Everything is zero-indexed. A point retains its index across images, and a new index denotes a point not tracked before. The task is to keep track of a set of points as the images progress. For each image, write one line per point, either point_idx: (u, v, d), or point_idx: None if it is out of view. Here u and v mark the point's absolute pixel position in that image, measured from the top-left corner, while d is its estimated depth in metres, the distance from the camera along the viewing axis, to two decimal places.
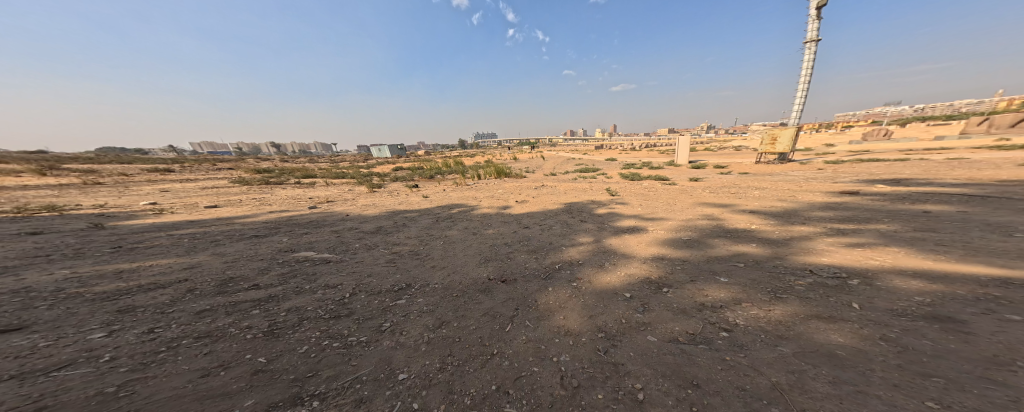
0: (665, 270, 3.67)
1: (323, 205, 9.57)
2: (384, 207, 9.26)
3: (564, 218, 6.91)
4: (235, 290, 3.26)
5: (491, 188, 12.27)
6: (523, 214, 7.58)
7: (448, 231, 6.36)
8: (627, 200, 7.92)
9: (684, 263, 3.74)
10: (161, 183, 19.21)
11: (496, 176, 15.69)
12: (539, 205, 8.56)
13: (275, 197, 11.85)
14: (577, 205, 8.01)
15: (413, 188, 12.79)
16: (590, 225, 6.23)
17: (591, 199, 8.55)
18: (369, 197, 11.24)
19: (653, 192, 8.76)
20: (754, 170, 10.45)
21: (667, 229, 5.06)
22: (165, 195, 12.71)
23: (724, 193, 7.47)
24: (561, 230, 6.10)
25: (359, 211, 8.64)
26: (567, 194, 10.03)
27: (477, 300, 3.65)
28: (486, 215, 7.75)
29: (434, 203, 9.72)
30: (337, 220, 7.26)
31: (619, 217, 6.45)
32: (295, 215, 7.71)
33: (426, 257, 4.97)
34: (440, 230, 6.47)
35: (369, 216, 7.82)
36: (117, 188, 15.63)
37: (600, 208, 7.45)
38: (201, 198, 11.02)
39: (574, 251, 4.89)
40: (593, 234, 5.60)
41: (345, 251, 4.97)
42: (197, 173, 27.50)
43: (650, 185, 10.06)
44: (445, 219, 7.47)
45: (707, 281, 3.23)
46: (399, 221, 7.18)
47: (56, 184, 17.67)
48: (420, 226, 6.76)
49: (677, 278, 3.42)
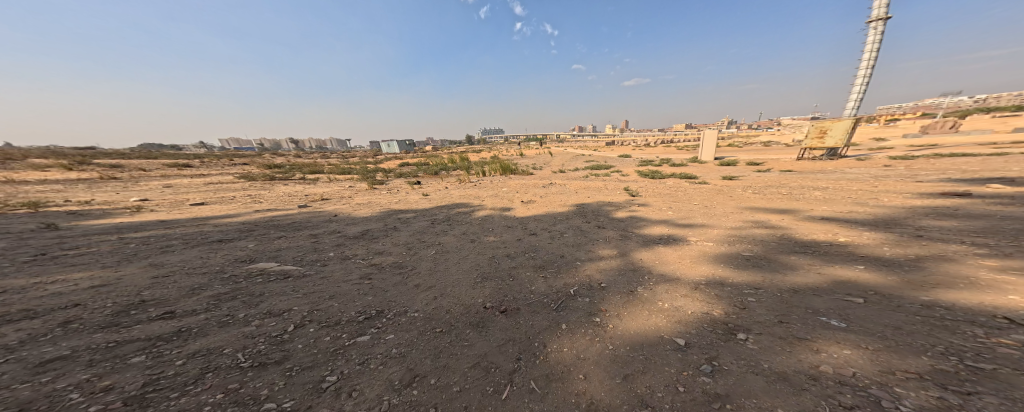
0: (733, 305, 2.55)
1: (315, 204, 8.86)
2: (377, 207, 8.43)
3: (578, 224, 5.85)
4: (134, 321, 2.41)
5: (496, 186, 11.35)
6: (530, 218, 6.57)
7: (442, 236, 5.46)
8: (651, 201, 6.79)
9: (760, 293, 2.60)
10: (173, 178, 19.28)
11: (503, 173, 14.76)
12: (548, 206, 7.54)
13: (270, 195, 11.26)
14: (592, 207, 6.92)
15: (414, 186, 12.00)
16: (611, 232, 5.15)
17: (607, 200, 7.42)
18: (365, 196, 10.50)
19: (680, 192, 7.56)
20: (799, 168, 9.05)
21: (715, 240, 3.91)
22: (164, 191, 12.34)
23: (773, 193, 6.22)
24: (575, 239, 5.08)
25: (350, 210, 7.87)
26: (580, 193, 8.96)
27: (465, 340, 2.69)
28: (488, 218, 6.76)
29: (433, 203, 8.86)
30: (321, 222, 6.46)
31: (646, 222, 5.33)
32: (278, 215, 6.96)
33: (410, 272, 4.05)
34: (433, 235, 5.56)
35: (357, 218, 6.97)
36: (125, 184, 15.65)
37: (619, 210, 6.33)
38: (194, 195, 10.56)
39: (595, 270, 3.84)
40: (616, 245, 4.51)
41: (315, 262, 4.12)
42: (211, 168, 27.99)
43: (676, 184, 8.86)
44: (442, 221, 6.54)
45: (811, 327, 2.09)
46: (388, 224, 6.30)
47: (71, 179, 17.98)
48: (411, 231, 5.85)
49: (756, 319, 2.30)
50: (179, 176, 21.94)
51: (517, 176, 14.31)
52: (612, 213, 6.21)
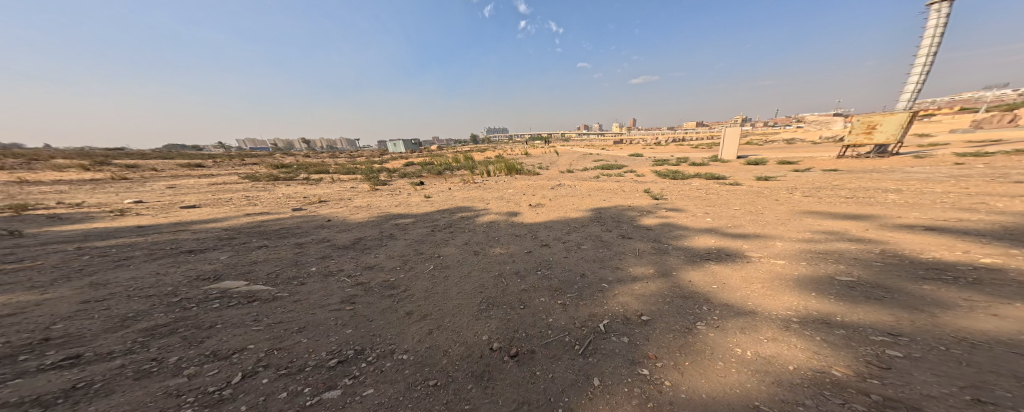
0: (865, 363, 1.75)
1: (311, 207, 8.30)
2: (376, 211, 7.81)
3: (599, 232, 5.08)
4: (15, 373, 1.77)
5: (502, 187, 10.65)
6: (543, 224, 5.83)
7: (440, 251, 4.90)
8: (682, 205, 5.96)
9: (903, 343, 1.79)
10: (177, 179, 19.11)
11: (509, 172, 14.07)
12: (562, 210, 6.80)
13: (268, 196, 10.76)
14: (613, 211, 6.13)
15: (417, 187, 11.36)
16: (641, 243, 4.38)
17: (629, 203, 6.62)
18: (365, 198, 9.91)
19: (712, 193, 6.71)
20: (844, 167, 8.07)
21: (787, 258, 3.09)
22: (161, 192, 11.94)
23: (828, 195, 5.34)
24: (599, 251, 4.33)
25: (346, 215, 7.28)
26: (596, 195, 8.18)
27: (468, 403, 2.01)
28: (494, 225, 6.07)
29: (436, 206, 8.21)
30: (312, 228, 5.86)
31: (683, 232, 4.53)
32: (268, 220, 6.38)
33: (403, 298, 3.42)
34: (431, 248, 4.98)
35: (353, 224, 6.35)
36: (129, 184, 15.52)
37: (646, 215, 5.53)
38: (188, 196, 10.11)
39: (631, 301, 3.13)
40: (652, 262, 3.74)
41: (292, 280, 3.47)
42: (219, 168, 28.16)
43: (701, 184, 8.00)
44: (445, 230, 5.89)
45: None
46: (385, 233, 5.67)
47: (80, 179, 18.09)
48: (410, 242, 5.21)
49: (923, 391, 1.49)
50: (184, 176, 21.83)
51: (525, 176, 13.56)
52: (638, 219, 5.42)
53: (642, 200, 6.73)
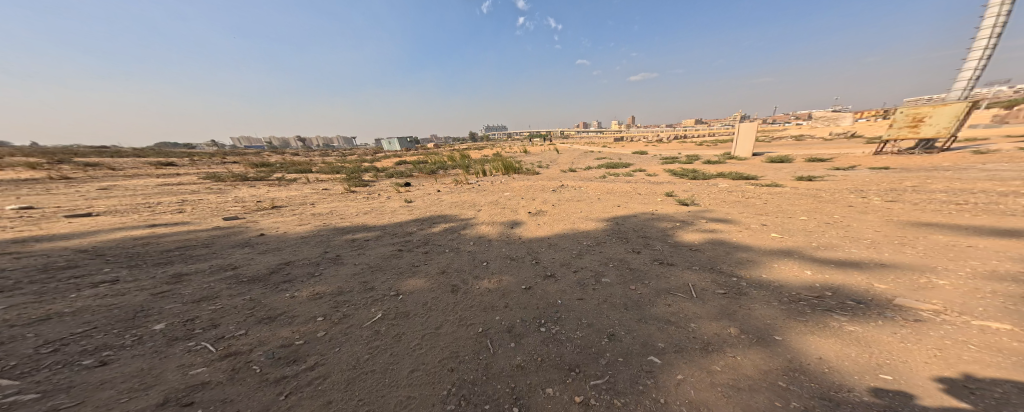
0: None
1: (253, 214, 6.65)
2: (335, 221, 6.23)
3: (626, 255, 3.70)
4: None
5: (495, 188, 9.22)
6: (546, 242, 4.45)
7: (399, 291, 3.53)
8: (726, 214, 4.60)
9: None
10: (131, 179, 16.89)
11: (503, 172, 12.62)
12: (568, 219, 5.44)
13: (213, 200, 8.96)
14: (637, 222, 4.75)
15: (398, 189, 9.73)
16: (691, 274, 3.01)
17: (655, 210, 5.24)
18: (331, 202, 8.26)
19: (755, 197, 5.40)
20: (895, 163, 6.93)
21: (1004, 320, 1.70)
22: (84, 194, 9.94)
23: (922, 201, 4.07)
24: (631, 291, 2.98)
25: (291, 226, 5.70)
26: (607, 199, 6.89)
27: None
28: (483, 244, 4.72)
29: (412, 213, 6.71)
30: (228, 246, 4.27)
31: (751, 254, 3.12)
32: (174, 234, 4.72)
33: (303, 387, 1.98)
34: (387, 288, 3.61)
35: (292, 242, 4.75)
36: (60, 185, 13.33)
37: (684, 229, 4.15)
38: (106, 201, 8.19)
39: (717, 404, 1.70)
40: (726, 315, 2.35)
41: (88, 355, 1.94)
42: (183, 167, 25.68)
43: (732, 184, 6.74)
44: (416, 255, 4.50)
45: None
46: (329, 262, 4.13)
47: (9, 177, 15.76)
48: (361, 279, 3.76)
49: None
50: (140, 175, 19.45)
51: (523, 176, 12.03)
52: (674, 234, 4.04)
53: (669, 206, 5.44)
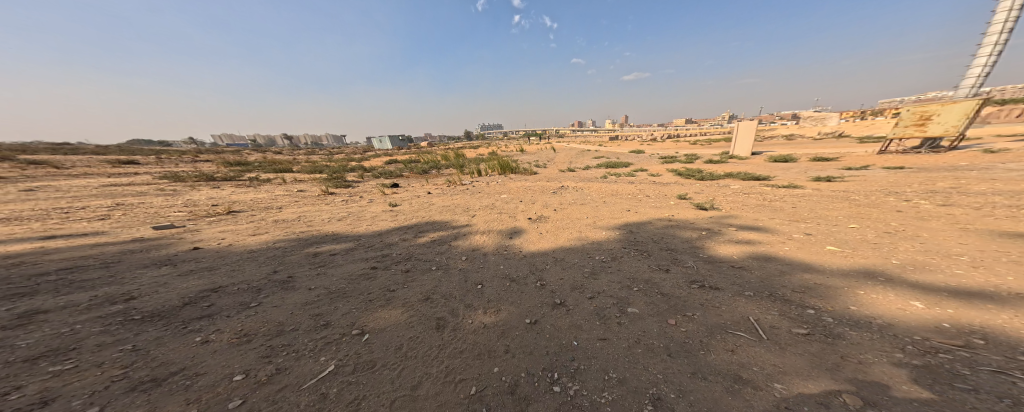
0: None
1: (199, 220, 5.63)
2: (300, 230, 5.26)
3: (656, 278, 3.18)
4: None
5: (489, 189, 8.47)
6: (556, 265, 3.99)
7: (366, 330, 2.77)
8: (759, 221, 3.99)
9: None
10: (75, 178, 14.96)
11: (497, 171, 11.87)
12: (576, 228, 5.25)
13: (158, 203, 7.70)
14: (658, 239, 4.16)
15: (382, 190, 8.80)
16: (753, 307, 2.37)
17: (675, 223, 4.60)
18: (300, 206, 7.22)
19: (781, 199, 4.85)
20: (911, 162, 6.60)
21: None
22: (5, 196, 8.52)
23: (980, 203, 3.57)
24: (675, 330, 2.32)
25: (242, 236, 4.75)
26: (616, 204, 6.69)
27: None
28: (478, 263, 4.06)
29: (393, 219, 5.87)
30: (141, 266, 3.33)
31: (824, 280, 2.48)
32: (72, 252, 3.64)
33: None
34: (348, 323, 2.81)
35: (234, 259, 3.74)
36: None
37: (719, 246, 3.49)
38: (23, 205, 6.92)
39: None
40: (835, 375, 1.64)
41: None
42: (145, 165, 23.63)
43: (747, 186, 6.27)
44: (395, 277, 3.72)
45: None
46: (285, 287, 3.24)
47: None
48: (322, 311, 2.93)
49: None
50: (92, 174, 17.55)
51: (519, 176, 11.26)
52: (710, 253, 3.37)
53: (681, 209, 5.33)
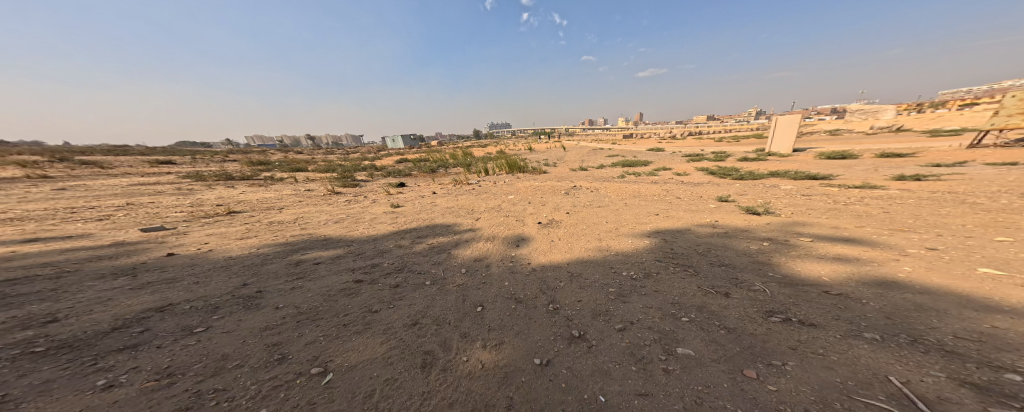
0: None
1: (195, 221, 5.36)
2: (293, 234, 4.81)
3: (712, 308, 2.42)
4: None
5: (499, 189, 7.88)
6: (574, 284, 3.32)
7: (329, 368, 2.19)
8: (848, 233, 3.07)
9: None
10: (100, 178, 15.46)
11: (507, 170, 11.23)
12: (599, 235, 4.55)
13: (163, 202, 7.53)
14: (704, 251, 3.35)
15: (388, 189, 8.39)
16: (889, 366, 1.59)
17: (727, 232, 3.72)
18: (301, 207, 6.82)
19: (864, 201, 3.86)
20: (1015, 157, 5.38)
21: None
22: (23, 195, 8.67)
23: None
24: (758, 395, 1.62)
25: (234, 240, 4.38)
26: (642, 206, 5.88)
27: None
28: (480, 280, 3.45)
29: (397, 222, 5.39)
30: (103, 275, 2.93)
31: (1012, 325, 1.67)
32: (38, 259, 3.26)
33: None
34: (310, 358, 2.24)
35: (204, 269, 3.29)
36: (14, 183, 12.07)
37: (807, 268, 2.62)
38: (32, 205, 6.90)
39: None
40: None
41: None
42: (171, 165, 24.64)
43: (802, 185, 5.30)
44: (385, 293, 3.19)
45: None
46: (249, 304, 2.73)
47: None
48: (285, 338, 2.40)
49: None
50: (118, 174, 18.27)
51: (532, 175, 10.53)
52: (793, 277, 2.53)
53: (726, 213, 4.46)
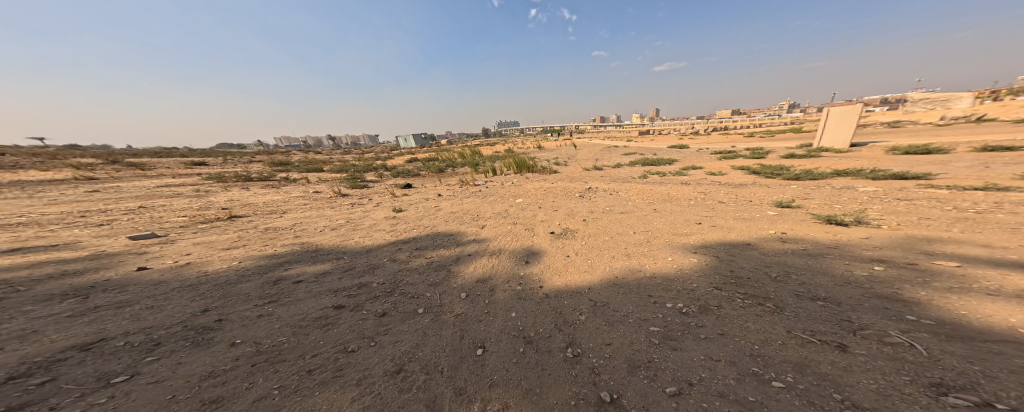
0: None
1: (192, 227, 5.07)
2: (286, 244, 4.38)
3: (822, 370, 1.63)
4: None
5: (510, 191, 7.26)
6: (598, 319, 2.63)
7: None
8: (1019, 258, 2.15)
9: None
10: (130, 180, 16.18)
11: (516, 170, 10.60)
12: (629, 249, 3.80)
13: (170, 205, 7.42)
14: (779, 277, 2.52)
15: (394, 191, 7.98)
16: None
17: (808, 249, 2.85)
18: (303, 211, 6.47)
19: (1002, 211, 2.90)
20: None
21: None
22: (47, 197, 8.90)
23: None
24: None
25: (222, 249, 3.99)
26: (676, 212, 5.05)
27: None
28: (482, 309, 2.92)
29: (399, 229, 4.87)
30: (55, 297, 2.52)
31: None
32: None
33: None
34: None
35: (170, 288, 2.85)
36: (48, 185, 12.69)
37: (983, 313, 1.74)
38: (47, 209, 6.94)
39: None
40: None
41: None
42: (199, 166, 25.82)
43: (883, 188, 4.29)
44: (364, 327, 2.64)
45: None
46: (199, 338, 2.24)
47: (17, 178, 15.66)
48: (227, 389, 1.87)
49: None
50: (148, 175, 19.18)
51: (545, 175, 9.86)
52: (964, 327, 1.67)
53: (792, 223, 3.58)
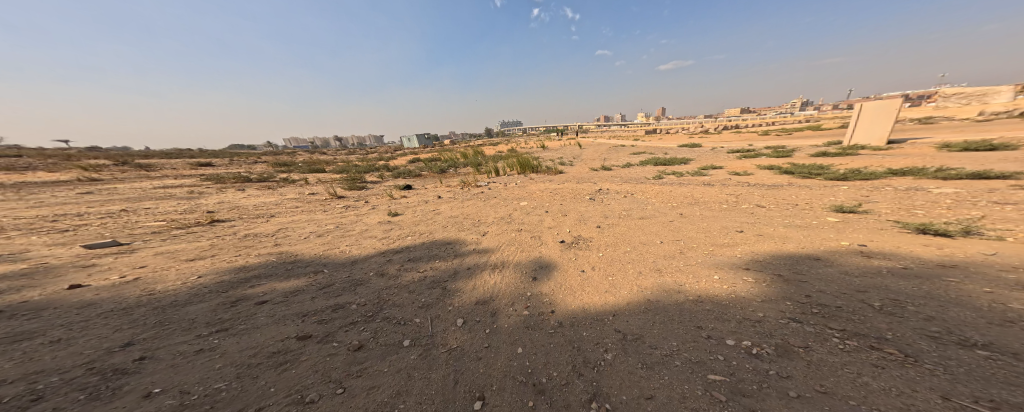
0: None
1: (163, 233, 4.54)
2: (262, 253, 3.82)
3: None
4: None
5: (515, 193, 6.66)
6: (631, 360, 1.98)
7: None
8: None
9: None
10: (126, 181, 15.85)
11: (521, 170, 9.98)
12: (663, 263, 3.16)
13: (151, 208, 6.92)
14: (889, 309, 1.91)
15: (391, 193, 7.43)
16: None
17: (911, 271, 2.20)
18: (291, 215, 5.94)
19: None
20: None
21: None
22: (29, 199, 8.47)
23: None
24: None
25: (187, 261, 3.44)
26: (708, 217, 4.38)
27: None
28: (482, 341, 2.31)
29: (392, 236, 4.29)
30: None
31: None
32: None
33: None
34: None
35: (98, 313, 2.30)
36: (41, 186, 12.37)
37: None
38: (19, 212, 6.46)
39: None
40: None
41: None
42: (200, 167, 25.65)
43: (964, 190, 3.59)
44: (327, 366, 2.04)
45: None
46: (96, 387, 1.67)
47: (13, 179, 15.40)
48: None
49: None
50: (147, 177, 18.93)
51: (551, 176, 9.25)
52: None
53: (868, 233, 2.90)
